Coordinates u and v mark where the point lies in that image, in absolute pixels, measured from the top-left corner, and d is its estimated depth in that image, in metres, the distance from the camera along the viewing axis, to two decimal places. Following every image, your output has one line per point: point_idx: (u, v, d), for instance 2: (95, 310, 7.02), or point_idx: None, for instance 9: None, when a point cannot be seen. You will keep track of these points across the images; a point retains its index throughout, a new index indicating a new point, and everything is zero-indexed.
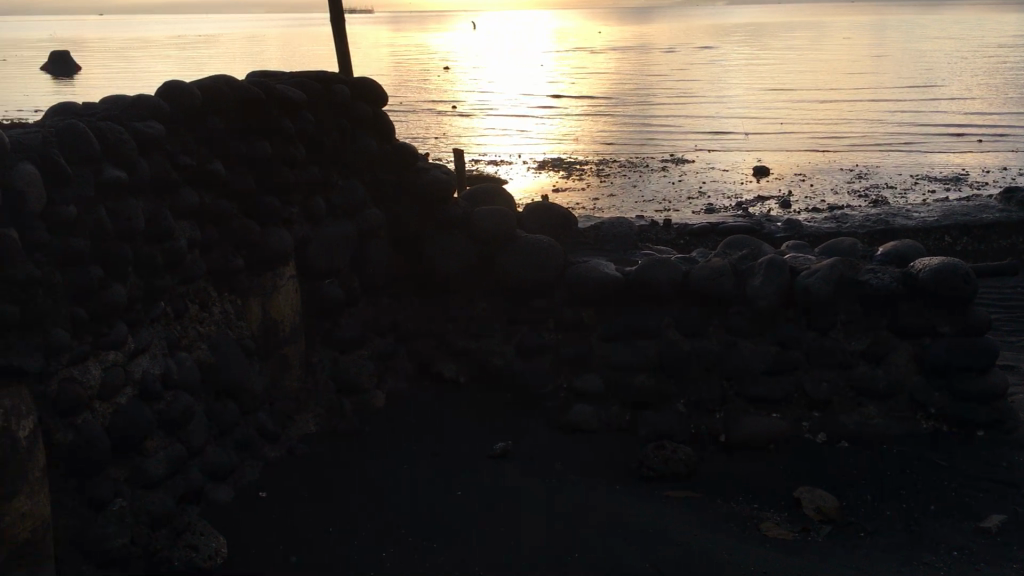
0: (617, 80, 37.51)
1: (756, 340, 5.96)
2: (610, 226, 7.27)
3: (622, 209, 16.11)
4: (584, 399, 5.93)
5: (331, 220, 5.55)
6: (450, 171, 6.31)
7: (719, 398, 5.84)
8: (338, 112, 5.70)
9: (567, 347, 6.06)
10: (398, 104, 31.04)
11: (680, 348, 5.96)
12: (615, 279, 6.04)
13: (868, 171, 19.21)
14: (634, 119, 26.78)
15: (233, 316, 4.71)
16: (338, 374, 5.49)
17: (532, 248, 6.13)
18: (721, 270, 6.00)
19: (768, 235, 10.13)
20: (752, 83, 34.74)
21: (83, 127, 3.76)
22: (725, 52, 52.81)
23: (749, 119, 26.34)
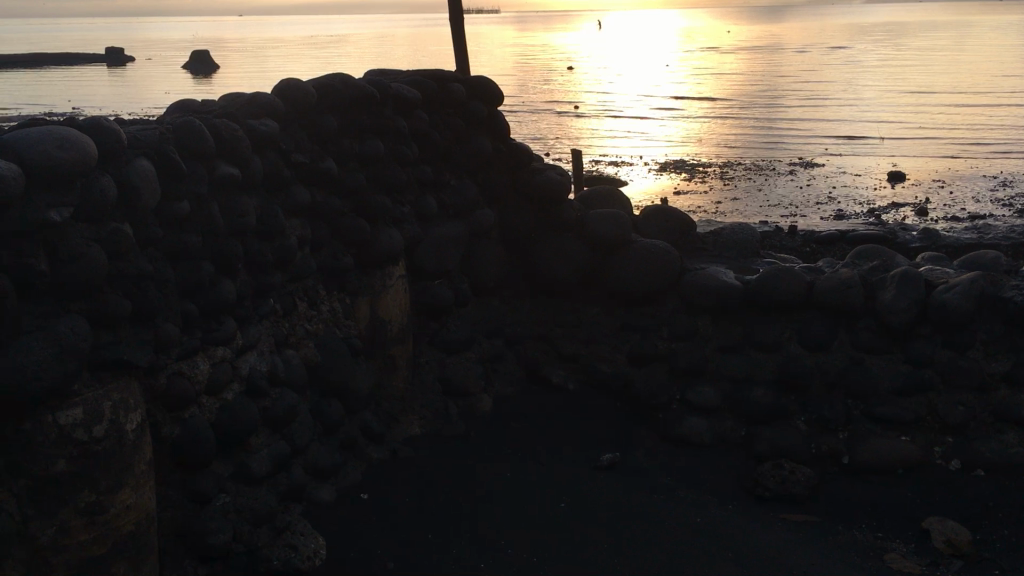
0: (745, 81, 36.62)
1: (885, 357, 5.60)
2: (731, 231, 6.77)
3: (746, 213, 15.66)
4: (697, 412, 5.69)
5: (443, 220, 5.51)
6: (565, 172, 6.18)
7: (842, 417, 5.51)
8: (453, 111, 5.66)
9: (681, 357, 5.84)
10: (521, 104, 31.11)
11: (801, 363, 5.66)
12: (733, 288, 5.80)
13: (1014, 179, 18.08)
14: (761, 121, 26.05)
15: (341, 315, 4.71)
16: (444, 376, 5.43)
17: (647, 253, 5.94)
18: (848, 281, 5.68)
19: (902, 244, 9.61)
20: (889, 86, 33.31)
21: (199, 124, 3.80)
22: (861, 53, 50.88)
23: (885, 122, 25.23)
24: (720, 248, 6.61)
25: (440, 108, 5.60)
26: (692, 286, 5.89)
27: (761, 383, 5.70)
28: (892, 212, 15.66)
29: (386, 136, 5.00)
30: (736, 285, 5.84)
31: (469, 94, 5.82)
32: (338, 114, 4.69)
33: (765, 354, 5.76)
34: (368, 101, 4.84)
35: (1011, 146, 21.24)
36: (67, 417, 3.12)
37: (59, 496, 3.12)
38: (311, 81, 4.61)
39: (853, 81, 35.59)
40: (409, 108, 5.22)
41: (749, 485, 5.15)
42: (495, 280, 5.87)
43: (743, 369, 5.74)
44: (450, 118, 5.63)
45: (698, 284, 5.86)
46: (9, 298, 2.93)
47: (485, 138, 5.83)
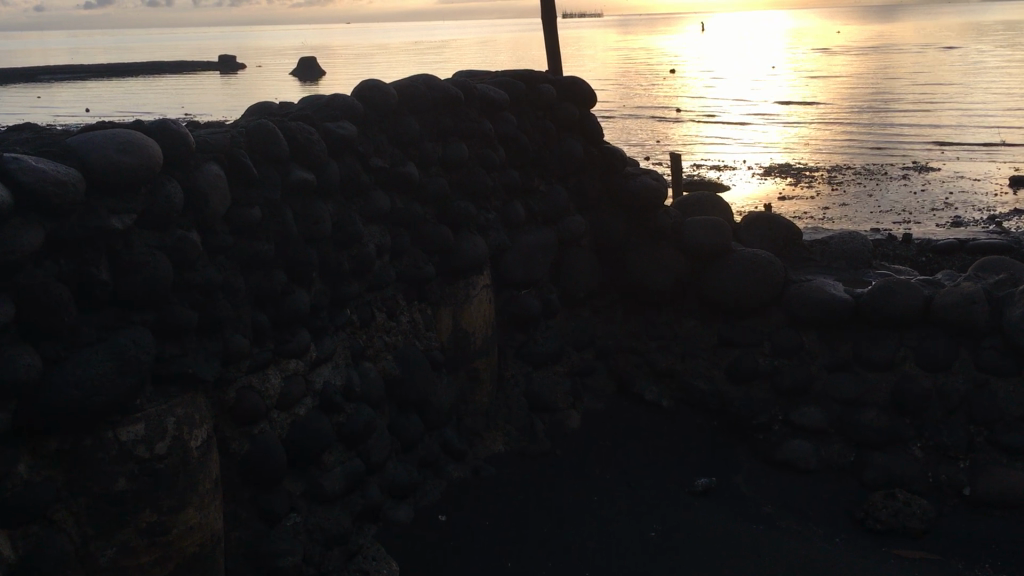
0: (855, 84, 35.36)
1: (1011, 380, 5.11)
2: (843, 241, 6.19)
3: (855, 220, 14.98)
4: (801, 435, 5.30)
5: (531, 227, 5.26)
6: (661, 176, 5.85)
7: (964, 445, 5.05)
8: (543, 113, 5.44)
9: (785, 375, 5.45)
10: (621, 108, 30.71)
11: (916, 384, 5.21)
12: (843, 301, 5.39)
13: None
14: (871, 125, 25.03)
15: (423, 327, 4.51)
16: (530, 390, 5.18)
17: (749, 262, 5.57)
18: (970, 296, 5.22)
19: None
20: (1010, 87, 31.66)
21: (273, 126, 3.67)
22: (979, 53, 48.65)
23: (1006, 125, 23.90)
24: (829, 258, 6.17)
25: (528, 110, 5.37)
26: (798, 298, 5.49)
27: (872, 405, 5.27)
28: (1015, 219, 14.75)
29: (472, 140, 4.80)
30: (846, 298, 5.42)
31: (560, 95, 5.57)
32: (420, 117, 4.51)
33: (877, 373, 5.33)
34: (452, 104, 4.65)
35: None
36: (127, 433, 2.99)
37: (120, 516, 2.99)
38: (392, 83, 4.45)
39: (972, 83, 33.95)
40: (496, 110, 5.01)
41: (859, 516, 4.74)
42: (586, 289, 5.59)
43: (853, 389, 5.32)
44: (539, 121, 5.40)
45: (804, 296, 5.46)
46: (67, 307, 2.83)
47: (576, 142, 5.57)
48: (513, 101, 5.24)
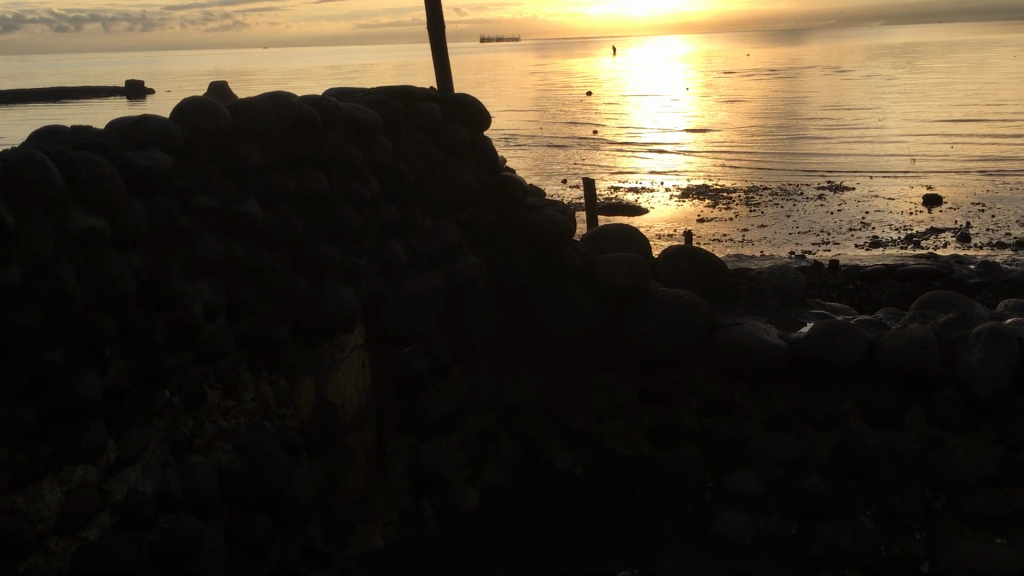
0: (769, 107, 35.61)
1: (972, 438, 4.53)
2: (773, 274, 5.54)
3: (775, 241, 14.55)
4: (736, 504, 4.57)
5: (416, 271, 4.44)
6: (568, 210, 5.04)
7: (923, 513, 4.42)
8: (427, 135, 4.64)
9: (715, 436, 4.73)
10: (538, 133, 30.22)
11: (863, 443, 4.58)
12: (778, 350, 4.72)
13: None
14: (785, 147, 24.99)
15: (274, 403, 3.65)
16: (418, 468, 4.34)
17: (671, 304, 4.83)
18: (921, 339, 4.60)
19: (958, 281, 8.51)
20: (919, 108, 32.22)
21: (47, 157, 2.90)
22: (883, 75, 49.90)
23: (916, 146, 24.10)
24: (759, 297, 5.47)
25: (408, 133, 4.56)
26: (729, 345, 4.76)
27: (816, 468, 4.60)
28: (932, 238, 14.50)
29: (334, 170, 4.02)
30: (782, 346, 4.74)
31: (449, 114, 4.77)
32: (265, 143, 3.74)
33: (818, 430, 4.67)
34: (308, 128, 3.87)
35: None
36: None
37: None
38: (231, 103, 3.69)
39: (881, 104, 34.41)
40: (365, 135, 4.23)
41: None
42: (485, 341, 4.77)
43: (793, 450, 4.65)
44: (421, 145, 4.59)
45: (735, 341, 4.75)
46: None
47: (468, 169, 4.74)
48: (387, 123, 4.45)
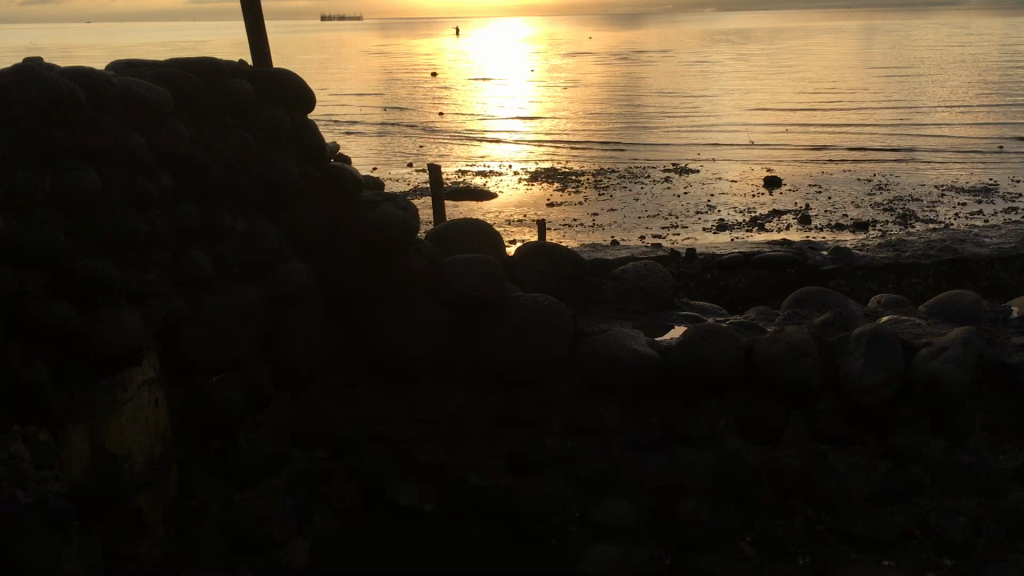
0: (613, 91, 35.85)
1: (858, 450, 4.20)
2: (637, 272, 5.06)
3: (624, 225, 14.33)
4: (606, 537, 4.05)
5: (226, 286, 3.69)
6: (410, 208, 4.37)
7: (804, 534, 4.06)
8: (234, 119, 3.88)
9: (583, 460, 4.17)
10: (382, 117, 29.27)
11: (743, 464, 4.16)
12: (647, 359, 4.24)
13: (887, 181, 17.51)
14: (630, 131, 25.08)
15: (28, 466, 2.89)
16: (235, 524, 3.58)
17: (530, 313, 4.28)
18: (798, 346, 4.24)
19: (812, 269, 8.34)
20: (755, 93, 33.15)
21: None
22: (719, 60, 51.35)
23: (754, 129, 24.66)
24: (623, 298, 4.99)
25: (209, 115, 3.80)
26: (595, 357, 4.27)
27: (690, 493, 4.15)
28: (774, 220, 14.57)
29: (107, 162, 3.27)
30: (653, 357, 4.27)
31: (260, 93, 4.01)
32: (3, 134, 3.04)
33: (693, 450, 4.21)
34: (69, 111, 3.16)
35: (879, 149, 20.86)
36: None
37: None
38: None
39: (719, 89, 35.25)
40: (152, 119, 3.48)
41: None
42: (314, 363, 4.06)
43: (667, 472, 4.17)
44: (228, 131, 3.83)
45: (599, 355, 4.27)
46: None
47: (289, 160, 4.00)
48: (178, 104, 3.69)
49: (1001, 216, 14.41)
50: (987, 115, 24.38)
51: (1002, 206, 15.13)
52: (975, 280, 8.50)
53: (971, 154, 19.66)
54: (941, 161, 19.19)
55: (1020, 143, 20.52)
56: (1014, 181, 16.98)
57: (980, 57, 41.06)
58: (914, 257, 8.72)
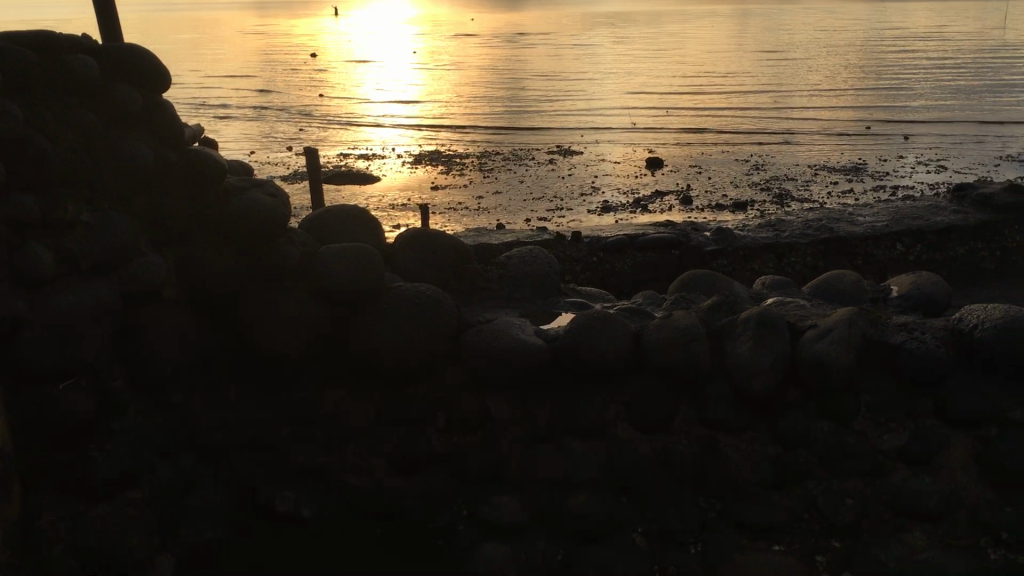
0: (497, 74, 35.70)
1: (748, 436, 4.14)
2: (523, 259, 4.92)
3: (509, 208, 14.20)
4: (497, 536, 3.95)
5: (67, 285, 3.38)
6: (279, 194, 4.08)
7: (696, 525, 4.02)
8: (75, 100, 3.58)
9: (468, 458, 4.04)
10: (260, 99, 28.38)
11: (633, 455, 4.07)
12: (532, 350, 4.10)
13: (764, 161, 17.93)
14: (515, 113, 24.99)
15: None
16: (87, 544, 3.43)
17: (411, 304, 4.07)
18: (685, 332, 4.18)
19: (696, 249, 8.38)
20: (636, 75, 33.54)
21: None
22: (601, 41, 51.78)
23: (636, 111, 24.92)
24: (509, 286, 4.84)
25: (45, 95, 3.50)
26: (479, 349, 4.11)
27: (582, 486, 4.06)
28: (658, 201, 14.69)
29: None
30: (539, 346, 4.14)
31: (106, 69, 3.71)
32: None
33: (582, 441, 4.11)
34: None
35: (756, 130, 21.35)
36: None
37: None
38: None
39: (602, 71, 35.49)
40: None
41: None
42: (177, 364, 3.74)
43: (557, 466, 4.07)
44: (68, 114, 3.53)
45: (484, 347, 4.10)
46: None
47: (141, 143, 3.70)
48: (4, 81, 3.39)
49: (870, 194, 14.93)
50: (856, 96, 25.27)
51: (871, 184, 15.67)
52: (851, 258, 8.70)
53: (840, 135, 20.34)
54: (813, 141, 19.79)
55: (887, 123, 21.32)
56: (882, 160, 17.61)
57: (848, 40, 42.60)
58: (793, 236, 8.81)
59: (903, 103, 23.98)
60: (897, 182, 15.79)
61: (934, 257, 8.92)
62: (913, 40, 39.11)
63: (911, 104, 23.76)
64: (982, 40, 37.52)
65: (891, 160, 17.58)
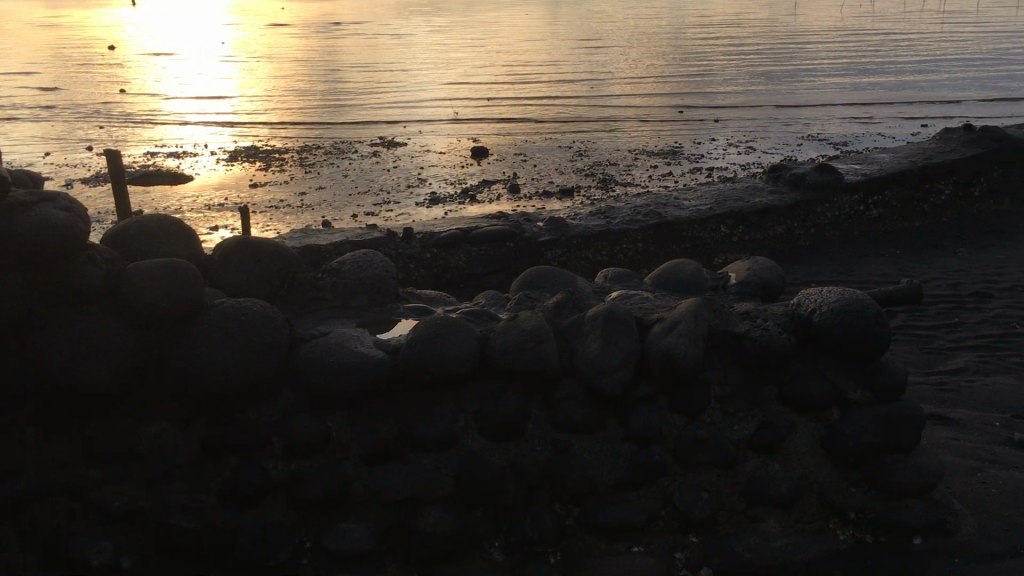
0: (312, 65, 34.71)
1: (601, 436, 4.02)
2: (356, 265, 4.63)
3: (334, 204, 13.71)
4: (341, 567, 3.69)
5: None
6: (78, 210, 3.70)
7: (554, 532, 3.84)
8: None
9: (306, 485, 3.76)
10: (54, 97, 26.36)
11: (485, 466, 3.87)
12: (371, 363, 3.86)
13: (585, 148, 18.19)
14: (333, 106, 24.32)
15: None
16: None
17: (234, 320, 3.79)
18: (532, 333, 4.00)
19: (529, 241, 8.28)
20: (455, 65, 33.43)
21: None
22: (417, 31, 51.34)
23: (457, 101, 24.80)
24: (344, 295, 4.54)
25: None
26: (312, 366, 3.85)
27: (433, 503, 3.84)
28: (485, 191, 14.59)
29: None
30: (379, 358, 3.90)
31: None
32: None
33: (430, 456, 3.90)
34: None
35: (575, 117, 21.67)
36: None
37: None
38: None
39: (420, 62, 35.20)
40: None
41: None
42: None
43: (404, 484, 3.84)
44: None
45: (319, 362, 3.84)
46: None
47: None
48: None
49: (688, 176, 15.39)
50: (668, 82, 26.13)
51: (688, 166, 16.17)
52: (678, 242, 8.85)
53: (655, 119, 20.96)
54: (630, 126, 20.28)
55: (697, 107, 22.15)
56: (696, 142, 18.23)
57: (655, 27, 44.09)
58: (623, 222, 8.82)
59: (711, 86, 24.98)
60: (711, 164, 16.37)
61: (754, 238, 9.25)
62: (716, 27, 40.82)
63: (717, 88, 24.77)
64: (776, 26, 39.71)
65: (704, 143, 18.23)
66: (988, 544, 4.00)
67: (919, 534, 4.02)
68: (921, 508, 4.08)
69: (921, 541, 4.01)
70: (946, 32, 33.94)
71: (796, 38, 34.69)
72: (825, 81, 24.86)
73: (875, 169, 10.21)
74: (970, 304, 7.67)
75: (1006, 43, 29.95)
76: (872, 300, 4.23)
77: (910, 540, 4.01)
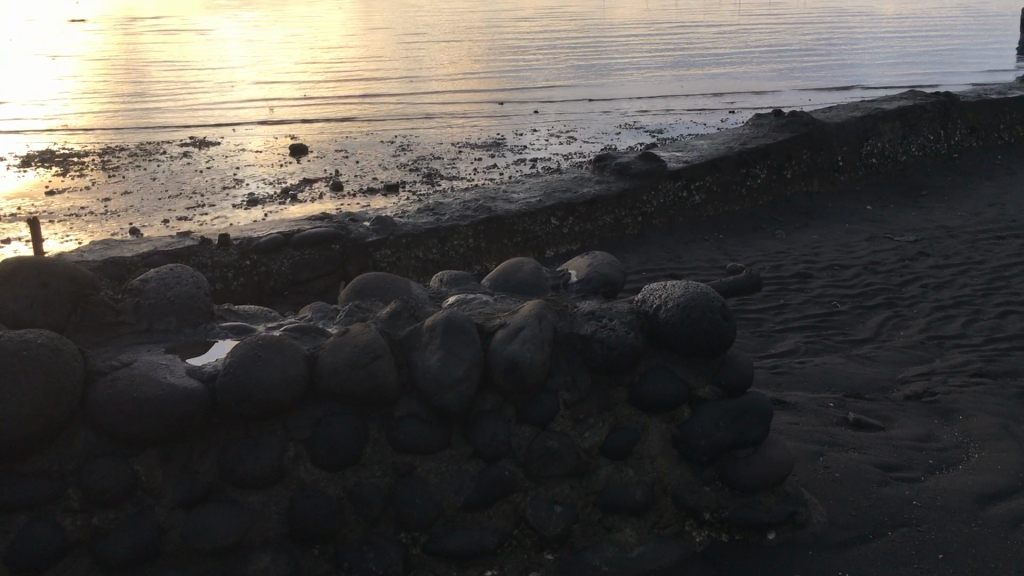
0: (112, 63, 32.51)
1: (446, 455, 3.72)
2: (161, 280, 4.13)
3: (141, 209, 12.73)
4: None
5: None
6: None
7: (398, 566, 3.55)
8: None
9: (113, 541, 3.32)
10: None
11: (320, 502, 3.51)
12: (183, 395, 3.40)
13: (408, 142, 17.79)
14: (138, 106, 22.82)
15: None
16: None
17: (14, 356, 3.25)
18: (367, 349, 3.64)
19: (356, 242, 7.86)
20: (268, 61, 32.14)
21: None
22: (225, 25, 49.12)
23: (273, 97, 23.81)
24: (150, 318, 4.03)
25: None
26: (111, 404, 3.36)
27: (263, 547, 3.46)
28: (306, 190, 13.95)
29: None
30: (192, 388, 3.44)
31: None
32: None
33: (257, 492, 3.49)
34: None
35: (397, 112, 21.22)
36: None
37: None
38: None
39: (231, 57, 33.63)
40: None
41: None
42: None
43: (229, 530, 3.41)
44: None
45: (120, 398, 3.36)
46: None
47: None
48: None
49: (513, 168, 15.27)
50: (488, 74, 26.07)
51: (512, 158, 16.07)
52: (508, 236, 8.66)
53: (478, 113, 20.81)
54: (452, 120, 20.03)
55: (518, 99, 22.18)
56: (519, 134, 18.19)
57: (472, 20, 44.03)
58: (453, 218, 8.51)
59: (529, 79, 25.11)
60: (534, 155, 16.32)
61: (584, 229, 9.19)
62: (531, 20, 41.15)
63: (536, 80, 24.92)
64: (589, 19, 40.48)
65: (527, 134, 18.21)
66: (837, 533, 3.99)
67: (774, 529, 3.95)
68: (774, 503, 4.00)
69: (774, 537, 3.94)
70: (747, 24, 35.60)
71: (608, 30, 35.45)
72: (638, 72, 25.46)
73: (696, 156, 10.35)
74: (793, 284, 7.87)
75: (801, 35, 31.73)
76: (716, 295, 4.13)
77: (765, 536, 3.94)
